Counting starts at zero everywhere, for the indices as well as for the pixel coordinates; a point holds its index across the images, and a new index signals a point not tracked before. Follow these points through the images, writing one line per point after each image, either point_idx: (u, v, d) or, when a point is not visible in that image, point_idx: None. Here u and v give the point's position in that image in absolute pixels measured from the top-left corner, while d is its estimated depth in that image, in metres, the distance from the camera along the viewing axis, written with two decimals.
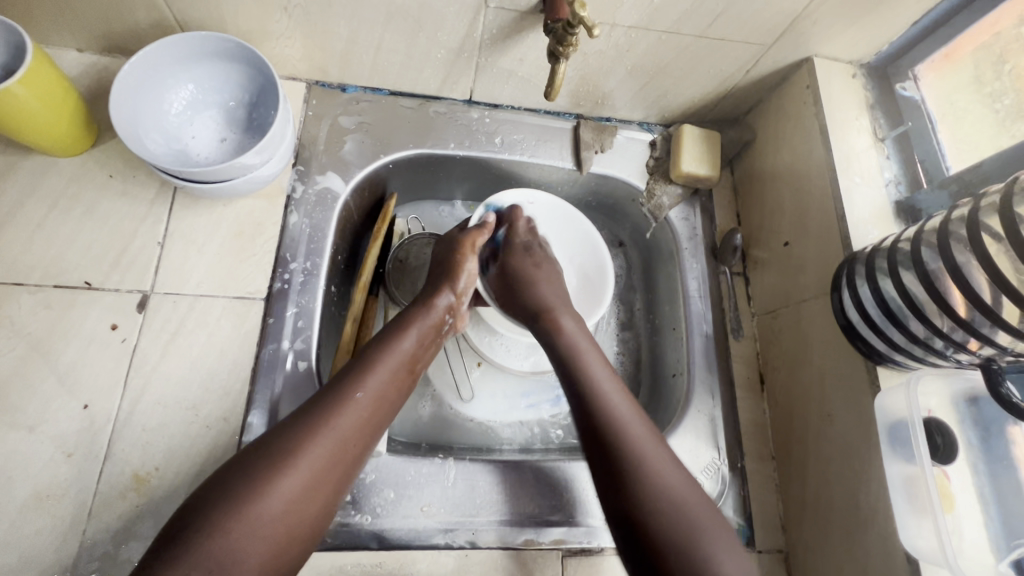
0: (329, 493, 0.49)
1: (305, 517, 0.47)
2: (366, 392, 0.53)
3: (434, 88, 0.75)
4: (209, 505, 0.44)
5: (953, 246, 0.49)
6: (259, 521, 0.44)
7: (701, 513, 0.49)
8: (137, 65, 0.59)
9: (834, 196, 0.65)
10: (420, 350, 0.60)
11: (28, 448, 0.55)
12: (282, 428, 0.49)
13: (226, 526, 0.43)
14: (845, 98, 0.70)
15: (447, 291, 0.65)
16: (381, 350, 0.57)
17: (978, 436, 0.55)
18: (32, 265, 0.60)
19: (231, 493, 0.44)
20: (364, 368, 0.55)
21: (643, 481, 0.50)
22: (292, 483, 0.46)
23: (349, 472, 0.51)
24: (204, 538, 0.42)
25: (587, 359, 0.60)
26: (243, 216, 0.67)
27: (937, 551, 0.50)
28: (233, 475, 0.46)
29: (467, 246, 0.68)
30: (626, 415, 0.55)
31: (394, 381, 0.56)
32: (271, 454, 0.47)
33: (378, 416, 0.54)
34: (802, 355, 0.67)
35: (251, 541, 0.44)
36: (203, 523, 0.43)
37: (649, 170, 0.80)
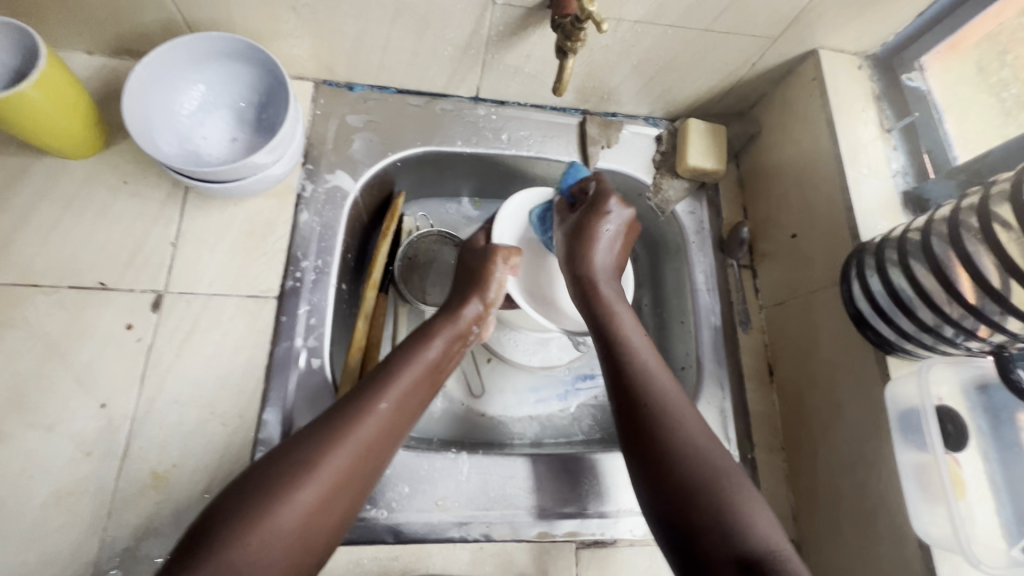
0: (347, 501, 0.49)
1: (324, 524, 0.47)
2: (389, 402, 0.54)
3: (441, 86, 0.76)
4: (231, 510, 0.44)
5: (963, 234, 0.50)
6: (281, 529, 0.44)
7: (734, 480, 0.48)
8: (149, 66, 0.59)
9: (842, 188, 0.65)
10: (444, 359, 0.61)
11: (47, 447, 0.55)
12: (306, 435, 0.50)
13: (248, 533, 0.43)
14: (851, 90, 0.70)
15: (476, 302, 0.66)
16: (405, 361, 0.57)
17: (988, 423, 0.55)
18: (47, 267, 0.61)
19: (254, 499, 0.45)
20: (388, 378, 0.55)
21: (666, 433, 0.51)
22: (314, 491, 0.47)
23: (367, 480, 0.51)
24: (226, 544, 0.43)
25: (620, 320, 0.61)
26: (253, 215, 0.67)
27: (949, 537, 0.50)
28: (256, 481, 0.46)
29: (500, 258, 0.68)
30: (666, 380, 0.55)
31: (415, 390, 0.57)
32: (294, 461, 0.48)
33: (399, 426, 0.54)
34: (811, 345, 0.67)
35: (272, 548, 0.44)
36: (226, 530, 0.43)
37: (655, 164, 0.81)
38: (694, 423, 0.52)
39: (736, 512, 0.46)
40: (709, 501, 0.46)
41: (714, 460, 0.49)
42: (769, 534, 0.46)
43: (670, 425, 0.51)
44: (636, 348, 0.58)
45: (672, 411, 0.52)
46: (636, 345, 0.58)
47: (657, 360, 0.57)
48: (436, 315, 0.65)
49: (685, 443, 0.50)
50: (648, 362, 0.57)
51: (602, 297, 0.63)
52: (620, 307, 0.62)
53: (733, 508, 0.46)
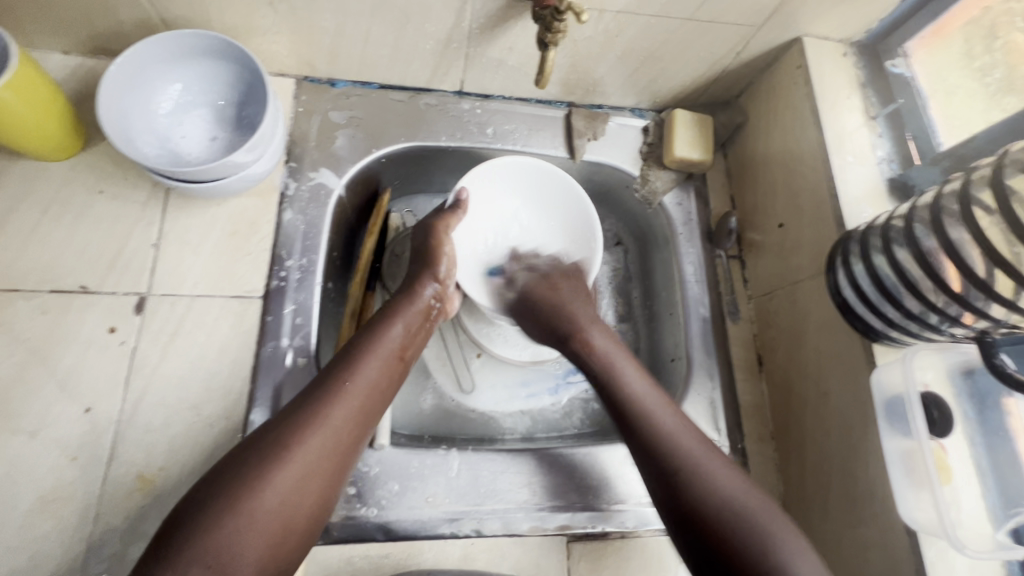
0: (322, 483, 0.49)
1: (301, 508, 0.48)
2: (355, 381, 0.54)
3: (424, 80, 0.75)
4: (205, 501, 0.44)
5: (945, 220, 0.50)
6: (257, 513, 0.45)
7: (760, 510, 0.51)
8: (124, 65, 0.58)
9: (827, 176, 0.65)
10: (408, 339, 0.61)
11: (31, 453, 0.55)
12: (274, 422, 0.50)
13: (224, 519, 0.44)
14: (836, 77, 0.70)
15: (430, 278, 0.65)
16: (367, 340, 0.57)
17: (975, 408, 0.55)
18: (27, 271, 0.60)
19: (227, 487, 0.45)
20: (351, 359, 0.55)
21: (695, 492, 0.52)
22: (288, 472, 0.47)
23: (343, 463, 0.51)
24: (201, 530, 0.43)
25: (632, 381, 0.61)
26: (236, 215, 0.67)
27: (935, 521, 0.50)
28: (229, 469, 0.46)
29: (444, 231, 0.66)
30: (670, 419, 0.57)
31: (383, 371, 0.56)
32: (265, 446, 0.48)
33: (368, 406, 0.54)
34: (799, 334, 0.67)
35: (250, 532, 0.44)
36: (201, 516, 0.44)
37: (643, 156, 0.80)
38: (740, 492, 0.52)
39: (779, 549, 0.49)
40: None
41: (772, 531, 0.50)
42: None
43: (724, 496, 0.51)
44: (642, 398, 0.59)
45: (713, 479, 0.53)
46: (656, 410, 0.58)
47: (682, 423, 0.57)
48: (397, 295, 0.64)
49: (717, 499, 0.51)
50: (654, 407, 0.58)
51: (604, 357, 0.64)
52: (619, 358, 0.63)
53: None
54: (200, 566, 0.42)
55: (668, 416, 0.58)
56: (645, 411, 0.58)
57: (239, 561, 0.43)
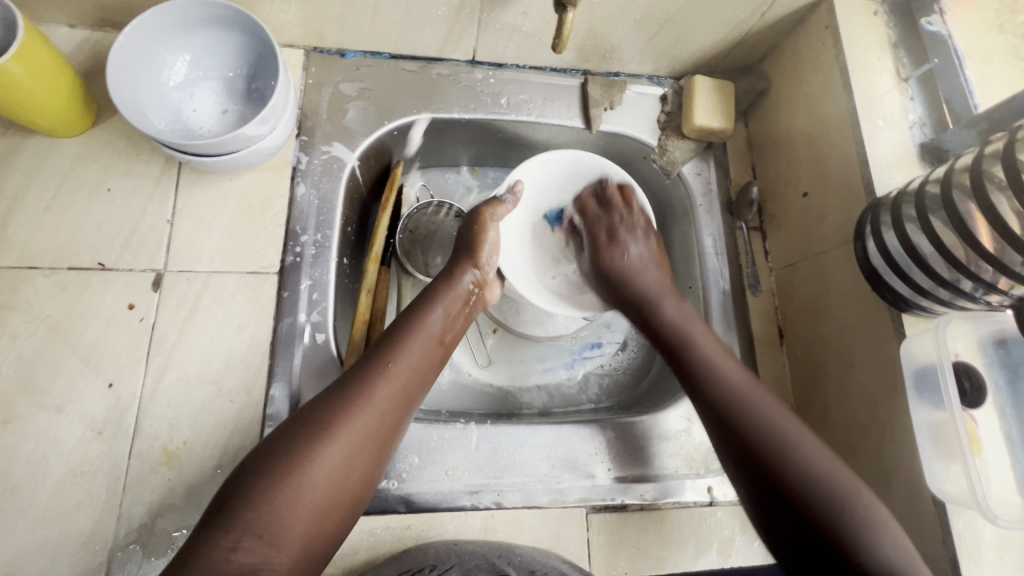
0: (367, 465, 0.49)
1: (347, 486, 0.47)
2: (398, 362, 0.54)
3: (436, 49, 0.73)
4: (252, 475, 0.45)
5: (986, 184, 0.47)
6: (305, 488, 0.45)
7: (850, 484, 0.49)
8: (130, 36, 0.57)
9: (856, 141, 0.63)
10: (448, 323, 0.60)
11: (57, 428, 0.56)
12: (318, 402, 0.49)
13: (274, 492, 0.44)
14: (867, 36, 0.66)
15: (469, 267, 0.65)
16: (410, 325, 0.57)
17: (1006, 378, 0.54)
18: (44, 249, 0.60)
19: (273, 465, 0.45)
20: (394, 342, 0.55)
21: (783, 462, 0.50)
22: (336, 448, 0.47)
23: (388, 443, 0.51)
24: (249, 507, 0.43)
25: (712, 354, 0.59)
26: (250, 190, 0.66)
27: (966, 492, 0.49)
28: (274, 445, 0.46)
29: (487, 217, 0.67)
30: (744, 384, 0.56)
31: (424, 355, 0.56)
32: (314, 423, 0.48)
33: (411, 389, 0.54)
34: (822, 306, 0.66)
35: (297, 508, 0.44)
36: (248, 489, 0.44)
37: (661, 125, 0.78)
38: (814, 447, 0.51)
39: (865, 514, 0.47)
40: (845, 522, 0.47)
41: (840, 480, 0.49)
42: (903, 545, 0.46)
43: (787, 448, 0.51)
44: (722, 372, 0.57)
45: (787, 438, 0.52)
46: (733, 376, 0.57)
47: (809, 437, 0.52)
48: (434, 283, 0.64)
49: (799, 466, 0.50)
50: (736, 382, 0.56)
51: (678, 325, 0.63)
52: (695, 328, 0.63)
53: (865, 521, 0.47)
54: (250, 537, 0.42)
55: (745, 382, 0.57)
56: (720, 378, 0.57)
57: (288, 534, 0.43)
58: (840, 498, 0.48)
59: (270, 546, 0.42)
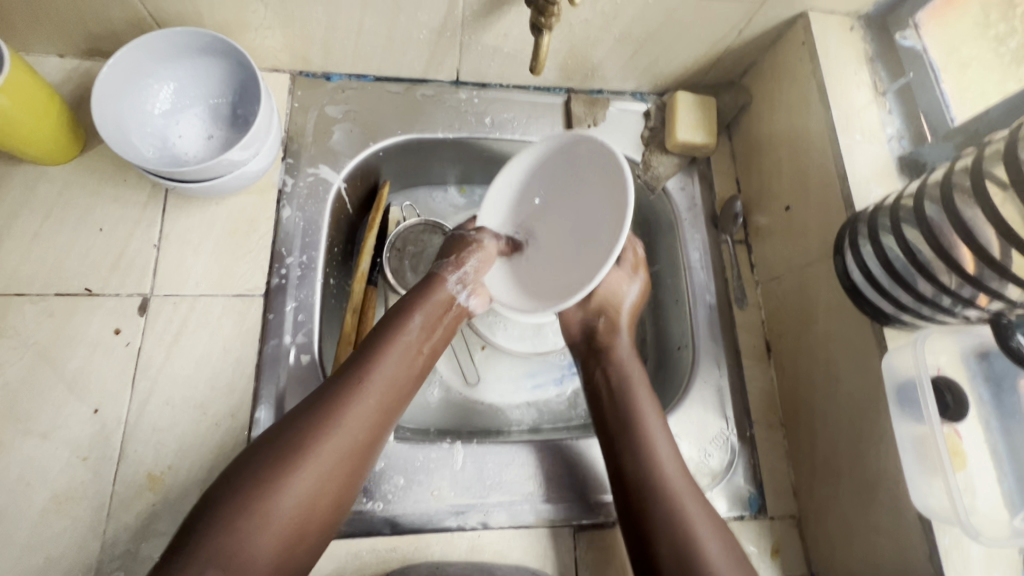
0: (341, 485, 0.49)
1: (318, 508, 0.48)
2: (373, 378, 0.53)
3: (420, 71, 0.74)
4: (217, 504, 0.44)
5: (957, 197, 0.48)
6: (274, 516, 0.45)
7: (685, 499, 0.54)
8: (116, 66, 0.58)
9: (834, 155, 0.63)
10: (428, 332, 0.59)
11: (43, 454, 0.56)
12: (291, 423, 0.49)
13: (239, 521, 0.44)
14: (843, 51, 0.67)
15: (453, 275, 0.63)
16: (386, 335, 0.56)
17: (990, 391, 0.54)
18: (32, 275, 0.61)
19: (241, 492, 0.45)
20: (370, 356, 0.54)
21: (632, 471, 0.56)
22: (308, 471, 0.47)
23: (364, 461, 0.51)
24: (214, 536, 0.43)
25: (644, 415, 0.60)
26: (236, 214, 0.67)
27: (949, 508, 0.49)
28: (242, 472, 0.46)
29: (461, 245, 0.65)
30: (643, 399, 0.61)
31: (401, 366, 0.55)
32: (285, 444, 0.48)
33: (387, 406, 0.53)
34: (808, 319, 0.66)
35: (266, 533, 0.44)
36: (219, 518, 0.44)
37: (644, 141, 0.79)
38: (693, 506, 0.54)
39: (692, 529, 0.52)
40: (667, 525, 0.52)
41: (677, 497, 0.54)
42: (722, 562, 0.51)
43: (676, 509, 0.53)
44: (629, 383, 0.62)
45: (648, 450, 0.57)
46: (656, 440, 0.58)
47: (671, 455, 0.57)
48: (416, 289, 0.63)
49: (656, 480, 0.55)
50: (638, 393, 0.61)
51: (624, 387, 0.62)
52: (631, 369, 0.63)
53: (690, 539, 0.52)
54: (215, 568, 0.42)
55: (643, 397, 0.61)
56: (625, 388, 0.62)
57: (253, 564, 0.43)
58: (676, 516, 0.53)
59: None
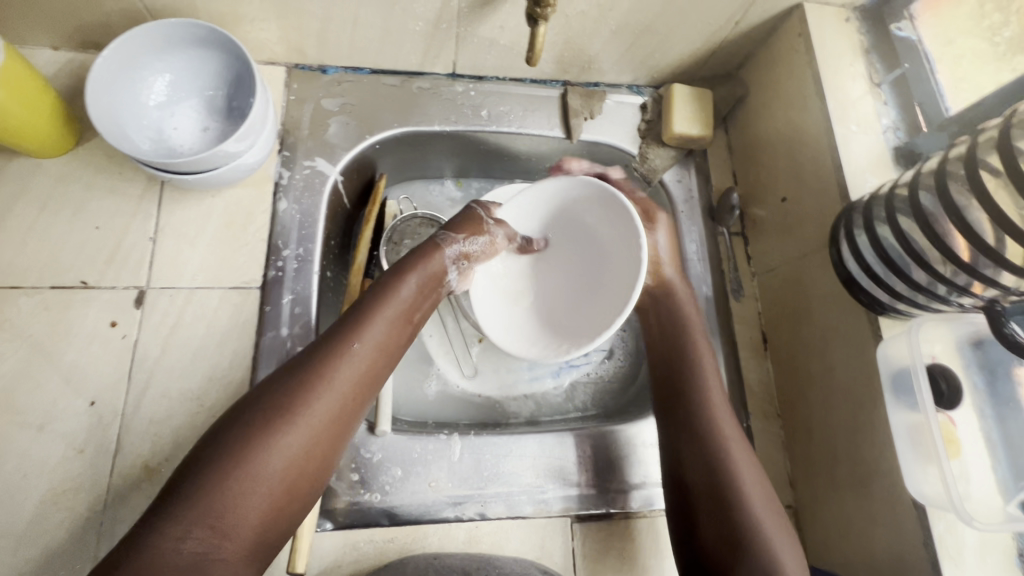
0: (327, 448, 0.49)
1: (307, 470, 0.48)
2: (363, 343, 0.52)
3: (416, 64, 0.74)
4: (203, 465, 0.44)
5: (951, 185, 0.48)
6: (262, 477, 0.45)
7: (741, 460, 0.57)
8: (110, 57, 0.58)
9: (830, 145, 0.63)
10: (420, 298, 0.57)
11: (39, 446, 0.56)
12: (276, 386, 0.48)
13: (226, 483, 0.44)
14: (839, 42, 0.67)
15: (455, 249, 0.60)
16: (374, 300, 0.54)
17: (984, 379, 0.54)
18: (27, 268, 0.61)
19: (226, 454, 0.45)
20: (358, 320, 0.53)
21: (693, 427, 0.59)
22: (296, 434, 0.47)
23: (351, 424, 0.51)
24: (200, 497, 0.43)
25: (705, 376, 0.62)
26: (232, 206, 0.66)
27: (943, 495, 0.49)
28: (227, 435, 0.46)
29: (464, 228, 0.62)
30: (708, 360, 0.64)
31: (391, 332, 0.54)
32: (272, 408, 0.47)
33: (375, 370, 0.52)
34: (804, 309, 0.66)
35: (251, 493, 0.44)
36: (203, 480, 0.44)
37: (641, 133, 0.79)
38: (727, 420, 0.59)
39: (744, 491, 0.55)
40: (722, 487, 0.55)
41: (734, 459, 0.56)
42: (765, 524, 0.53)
43: (725, 464, 0.56)
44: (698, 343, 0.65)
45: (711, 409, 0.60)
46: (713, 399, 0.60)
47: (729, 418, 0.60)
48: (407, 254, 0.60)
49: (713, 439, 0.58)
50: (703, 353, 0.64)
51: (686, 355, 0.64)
52: (695, 319, 0.67)
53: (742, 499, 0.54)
54: (202, 528, 0.42)
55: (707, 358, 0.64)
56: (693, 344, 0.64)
57: (241, 522, 0.44)
58: (734, 476, 0.55)
59: (224, 535, 0.43)
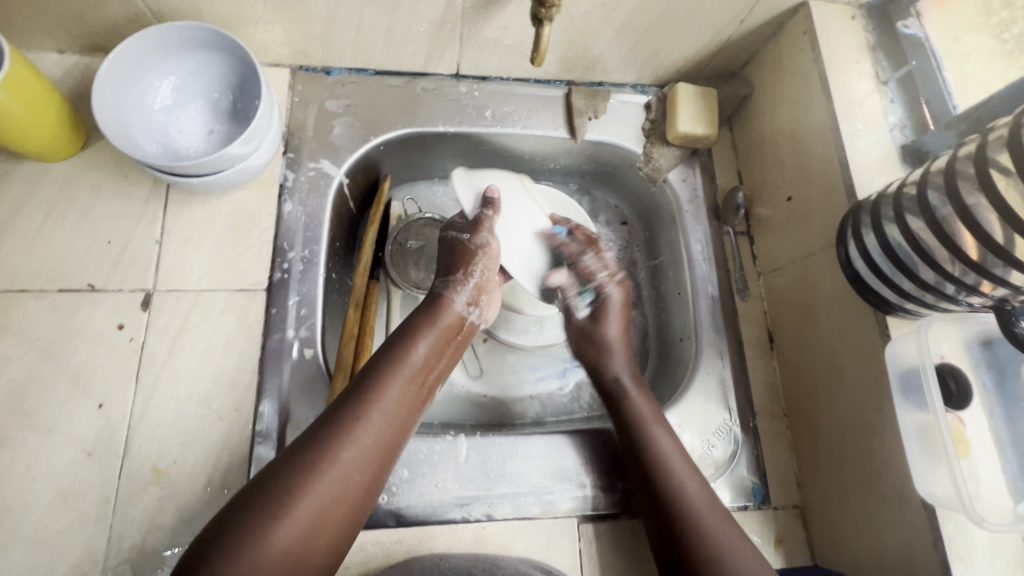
0: (340, 520, 0.48)
1: (319, 546, 0.47)
2: (374, 414, 0.53)
3: (420, 64, 0.74)
4: (216, 542, 0.44)
5: (960, 184, 0.48)
6: (274, 553, 0.44)
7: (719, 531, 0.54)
8: (116, 61, 0.58)
9: (837, 144, 0.63)
10: (432, 360, 0.59)
11: (48, 449, 0.56)
12: (289, 458, 0.49)
13: (238, 557, 0.43)
14: (845, 41, 0.67)
15: (461, 283, 0.65)
16: (387, 365, 0.56)
17: (994, 378, 0.54)
18: (35, 271, 0.61)
19: (242, 527, 0.44)
20: (370, 388, 0.54)
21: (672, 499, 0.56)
22: (306, 512, 0.46)
23: (365, 496, 0.51)
24: (212, 570, 0.42)
25: (639, 408, 0.63)
26: (237, 208, 0.67)
27: (952, 495, 0.49)
28: (242, 511, 0.45)
29: (467, 260, 0.66)
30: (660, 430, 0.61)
31: (402, 398, 0.55)
32: (284, 479, 0.47)
33: (386, 441, 0.53)
34: (811, 310, 0.66)
35: (269, 567, 0.44)
36: (217, 556, 0.43)
37: (645, 133, 0.78)
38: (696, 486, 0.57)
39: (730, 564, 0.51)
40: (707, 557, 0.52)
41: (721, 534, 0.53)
42: None
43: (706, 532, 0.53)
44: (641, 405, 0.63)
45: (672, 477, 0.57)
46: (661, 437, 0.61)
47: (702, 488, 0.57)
48: (420, 310, 0.63)
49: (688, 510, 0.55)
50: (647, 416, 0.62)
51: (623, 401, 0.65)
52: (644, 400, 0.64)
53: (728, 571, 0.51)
54: None
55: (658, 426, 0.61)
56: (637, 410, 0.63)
57: None
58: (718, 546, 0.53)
59: None
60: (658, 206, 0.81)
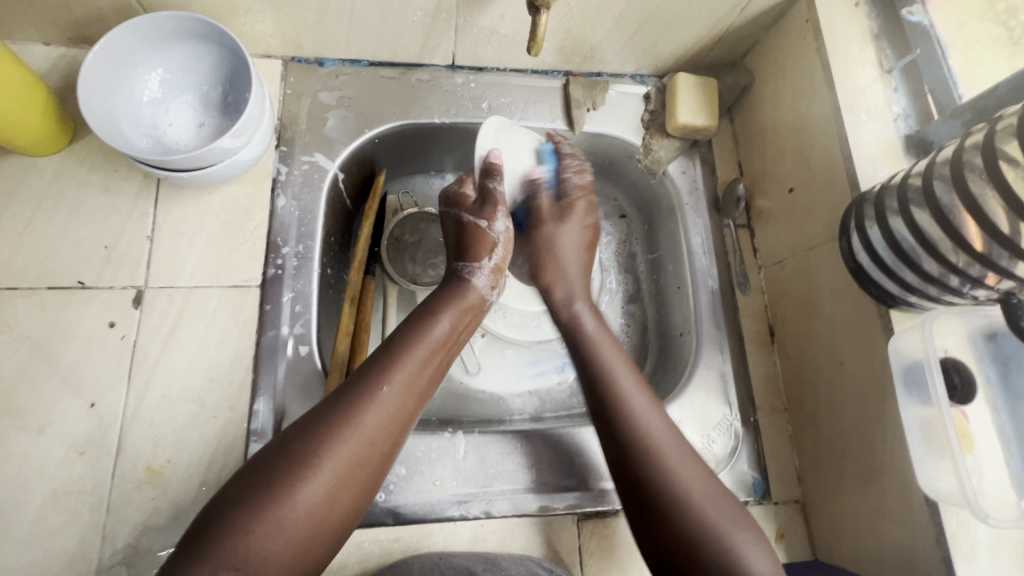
0: (360, 485, 0.48)
1: (333, 515, 0.46)
2: (394, 384, 0.52)
3: (415, 55, 0.72)
4: (233, 504, 0.43)
5: (967, 174, 0.47)
6: (286, 520, 0.43)
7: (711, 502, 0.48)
8: (102, 53, 0.57)
9: (840, 134, 0.62)
10: (453, 336, 0.59)
11: (39, 449, 0.55)
12: (310, 425, 0.48)
13: (252, 523, 0.42)
14: (848, 28, 0.65)
15: (480, 268, 0.65)
16: (411, 337, 0.56)
17: (997, 371, 0.53)
18: (23, 268, 0.60)
19: (259, 492, 0.44)
20: (392, 359, 0.53)
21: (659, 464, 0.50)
22: (322, 478, 0.45)
23: (381, 465, 0.50)
24: (227, 536, 0.42)
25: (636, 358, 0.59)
26: (229, 204, 0.65)
27: (957, 491, 0.48)
28: (260, 475, 0.45)
29: (484, 246, 0.66)
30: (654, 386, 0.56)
31: (422, 370, 0.54)
32: (301, 442, 0.47)
33: (402, 413, 0.51)
34: (812, 304, 0.65)
35: (279, 532, 0.43)
36: (232, 520, 0.42)
37: (644, 124, 0.77)
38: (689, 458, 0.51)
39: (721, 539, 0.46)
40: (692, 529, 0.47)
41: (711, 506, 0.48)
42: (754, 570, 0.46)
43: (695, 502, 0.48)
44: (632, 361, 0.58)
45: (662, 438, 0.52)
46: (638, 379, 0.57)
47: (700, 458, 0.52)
48: (439, 292, 0.63)
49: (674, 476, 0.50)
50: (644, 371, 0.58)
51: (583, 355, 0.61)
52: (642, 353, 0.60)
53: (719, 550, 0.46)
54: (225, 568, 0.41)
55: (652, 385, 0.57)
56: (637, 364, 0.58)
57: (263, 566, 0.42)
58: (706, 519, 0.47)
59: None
60: (656, 199, 0.80)
